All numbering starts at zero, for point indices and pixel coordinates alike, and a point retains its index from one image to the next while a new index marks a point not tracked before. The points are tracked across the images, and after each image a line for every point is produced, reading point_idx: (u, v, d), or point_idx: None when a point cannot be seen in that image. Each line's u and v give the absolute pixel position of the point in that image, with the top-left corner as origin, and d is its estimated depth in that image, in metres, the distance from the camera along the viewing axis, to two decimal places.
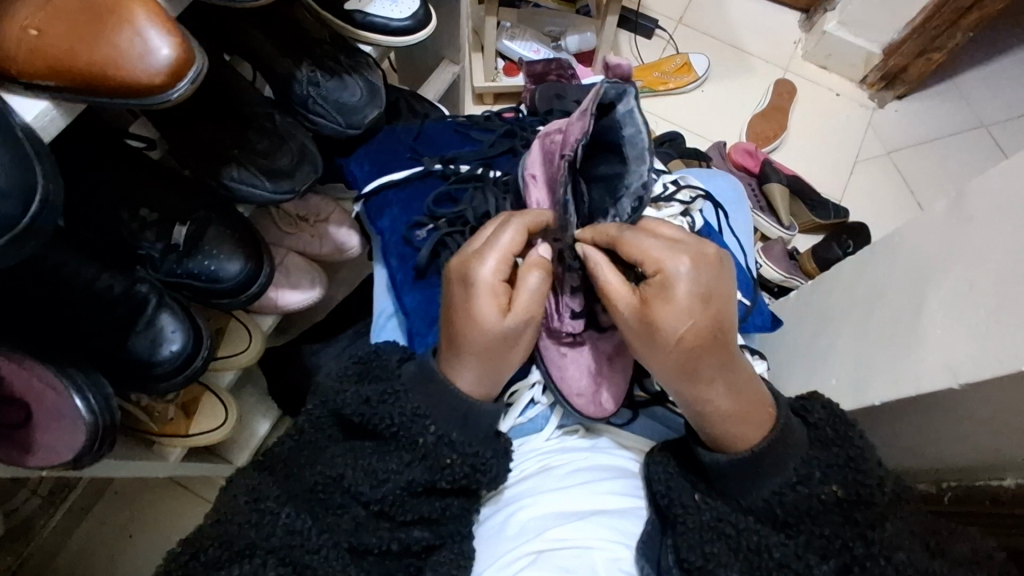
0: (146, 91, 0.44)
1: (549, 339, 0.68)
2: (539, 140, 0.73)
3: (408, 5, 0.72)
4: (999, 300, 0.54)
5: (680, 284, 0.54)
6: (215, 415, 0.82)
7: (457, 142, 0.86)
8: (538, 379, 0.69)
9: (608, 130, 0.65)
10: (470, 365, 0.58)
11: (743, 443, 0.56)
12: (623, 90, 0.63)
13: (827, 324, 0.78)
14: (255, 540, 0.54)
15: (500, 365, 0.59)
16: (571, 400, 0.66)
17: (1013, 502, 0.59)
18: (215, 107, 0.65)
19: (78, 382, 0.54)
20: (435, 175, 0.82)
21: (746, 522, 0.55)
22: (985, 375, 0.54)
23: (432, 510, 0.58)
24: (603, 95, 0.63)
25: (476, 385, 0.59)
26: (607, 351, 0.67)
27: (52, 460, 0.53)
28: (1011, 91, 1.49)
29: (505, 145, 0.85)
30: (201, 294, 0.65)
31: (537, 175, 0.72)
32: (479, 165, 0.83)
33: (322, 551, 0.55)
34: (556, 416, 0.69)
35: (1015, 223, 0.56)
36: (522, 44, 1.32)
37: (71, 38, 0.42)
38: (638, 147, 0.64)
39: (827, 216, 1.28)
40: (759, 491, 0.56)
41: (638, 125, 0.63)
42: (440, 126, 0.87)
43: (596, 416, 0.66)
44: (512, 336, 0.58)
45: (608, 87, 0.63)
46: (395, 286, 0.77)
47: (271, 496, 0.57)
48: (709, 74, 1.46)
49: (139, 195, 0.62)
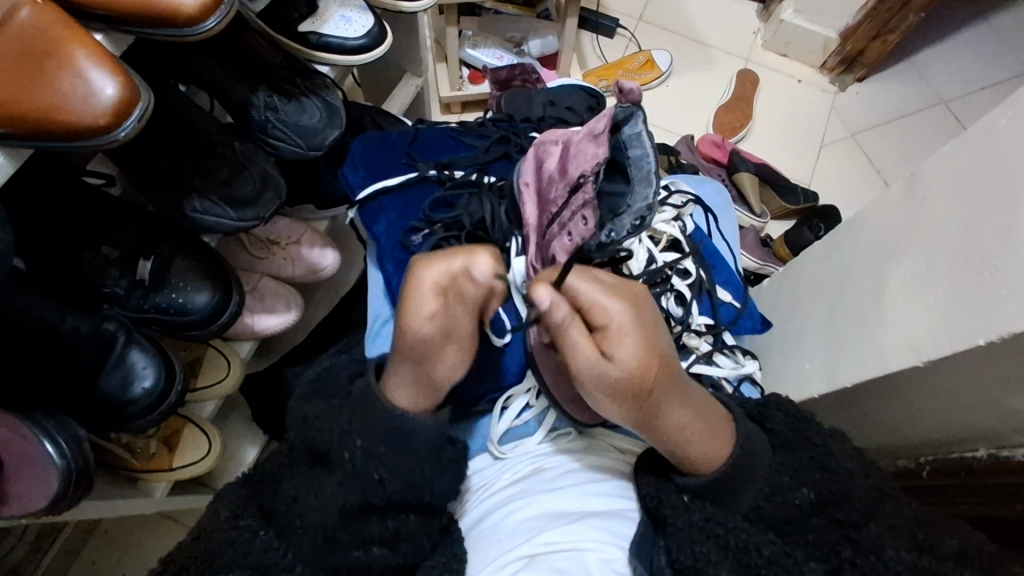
0: (92, 133, 0.44)
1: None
2: (533, 148, 0.74)
3: (364, 23, 0.74)
4: (953, 279, 0.56)
5: (627, 327, 0.52)
6: (198, 445, 0.80)
7: (452, 148, 0.86)
8: (533, 385, 0.69)
9: (615, 150, 0.64)
10: (406, 379, 0.58)
11: (717, 459, 0.57)
12: (631, 113, 0.62)
13: (798, 309, 0.79)
14: (232, 559, 0.55)
15: (432, 379, 0.58)
16: (564, 407, 0.65)
17: (985, 472, 0.60)
18: (173, 138, 0.65)
19: (48, 429, 0.53)
20: (430, 181, 0.82)
21: (735, 522, 0.55)
22: (945, 352, 0.55)
23: (383, 530, 0.57)
24: (613, 118, 0.62)
25: (414, 399, 0.59)
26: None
27: (26, 509, 0.53)
28: (967, 66, 1.53)
29: (499, 151, 0.85)
30: (172, 327, 0.65)
31: (530, 183, 0.73)
32: (474, 170, 0.83)
33: (296, 568, 0.56)
34: (549, 419, 0.68)
35: (964, 201, 0.57)
36: (485, 51, 1.32)
37: (13, 86, 0.42)
38: (643, 169, 0.63)
39: (796, 202, 1.29)
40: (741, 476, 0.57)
41: (644, 148, 0.62)
42: (435, 133, 0.87)
43: (590, 422, 0.66)
44: (431, 348, 0.56)
45: (618, 110, 0.62)
46: (391, 290, 0.77)
47: (252, 515, 0.59)
48: (672, 69, 1.48)
49: (100, 232, 0.62)
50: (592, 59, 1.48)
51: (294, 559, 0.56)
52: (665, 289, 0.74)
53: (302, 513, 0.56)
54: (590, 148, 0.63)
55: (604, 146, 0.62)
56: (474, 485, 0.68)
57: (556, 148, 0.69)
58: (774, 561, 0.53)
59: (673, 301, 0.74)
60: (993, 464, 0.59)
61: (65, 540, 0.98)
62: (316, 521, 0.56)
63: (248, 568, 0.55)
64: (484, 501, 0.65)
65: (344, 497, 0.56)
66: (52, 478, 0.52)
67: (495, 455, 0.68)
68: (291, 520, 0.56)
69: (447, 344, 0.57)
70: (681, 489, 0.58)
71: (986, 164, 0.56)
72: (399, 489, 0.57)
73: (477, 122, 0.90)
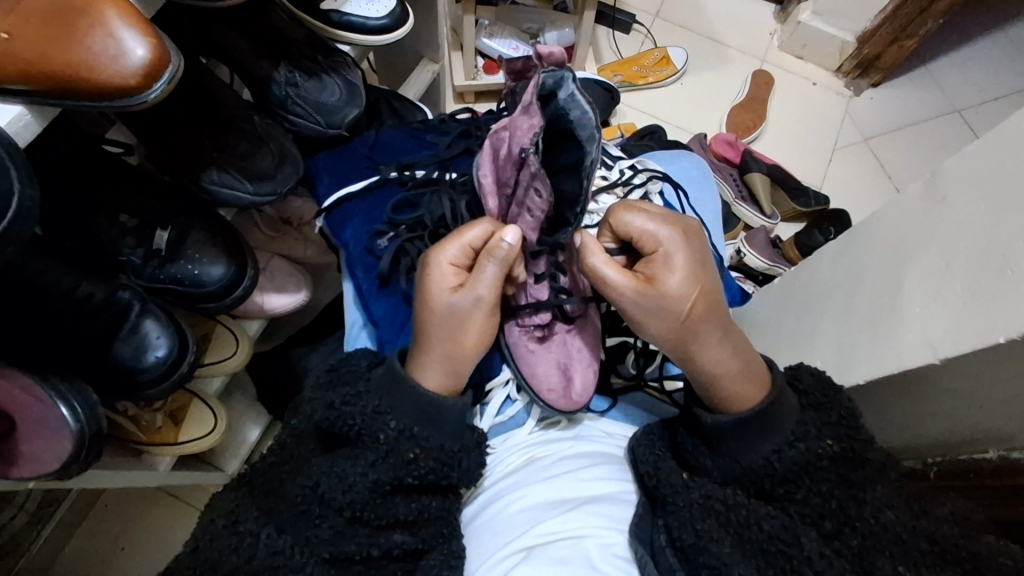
0: (121, 93, 0.43)
1: (518, 333, 0.71)
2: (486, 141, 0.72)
3: (385, 4, 0.72)
4: (974, 278, 0.56)
5: (678, 255, 0.58)
6: (204, 421, 0.81)
7: (413, 146, 0.87)
8: (511, 377, 0.72)
9: (556, 117, 0.67)
10: (432, 360, 0.60)
11: (744, 400, 0.58)
12: (560, 77, 0.65)
13: (812, 307, 0.79)
14: (237, 565, 0.54)
15: (464, 351, 0.60)
16: (543, 395, 0.68)
17: (995, 474, 0.60)
18: (191, 108, 0.64)
19: (62, 391, 0.53)
20: (392, 183, 0.82)
21: (734, 499, 0.57)
22: (963, 350, 0.55)
23: (409, 512, 0.58)
24: (543, 85, 0.66)
25: (446, 380, 0.60)
26: (576, 346, 0.71)
27: (39, 469, 0.53)
28: (982, 76, 1.52)
29: (461, 146, 0.85)
30: (185, 299, 0.65)
31: (488, 177, 0.72)
32: (436, 168, 0.82)
33: (307, 568, 0.54)
34: (533, 415, 0.71)
35: (987, 200, 0.57)
36: (500, 41, 1.31)
37: (42, 42, 0.41)
38: (586, 126, 0.64)
39: (808, 204, 1.28)
40: (753, 442, 0.58)
41: (582, 105, 0.64)
42: (397, 134, 0.88)
43: (569, 409, 0.68)
44: (457, 315, 0.60)
45: (545, 78, 0.65)
46: (362, 296, 0.77)
47: (251, 517, 0.58)
48: (687, 66, 1.47)
49: (118, 200, 0.62)
50: (608, 54, 1.47)
51: (306, 559, 0.55)
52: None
53: (323, 499, 0.57)
54: (524, 121, 0.65)
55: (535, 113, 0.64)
56: None
57: (505, 134, 0.68)
58: (774, 535, 0.54)
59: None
60: (1005, 465, 0.60)
61: (67, 511, 0.98)
62: (344, 502, 0.57)
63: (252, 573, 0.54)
64: (483, 491, 0.67)
65: (377, 473, 0.57)
66: (66, 441, 0.53)
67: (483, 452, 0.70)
68: (307, 510, 0.57)
69: (479, 311, 0.60)
70: (682, 470, 0.60)
71: (1011, 163, 0.55)
72: (433, 466, 0.58)
73: (437, 118, 0.91)
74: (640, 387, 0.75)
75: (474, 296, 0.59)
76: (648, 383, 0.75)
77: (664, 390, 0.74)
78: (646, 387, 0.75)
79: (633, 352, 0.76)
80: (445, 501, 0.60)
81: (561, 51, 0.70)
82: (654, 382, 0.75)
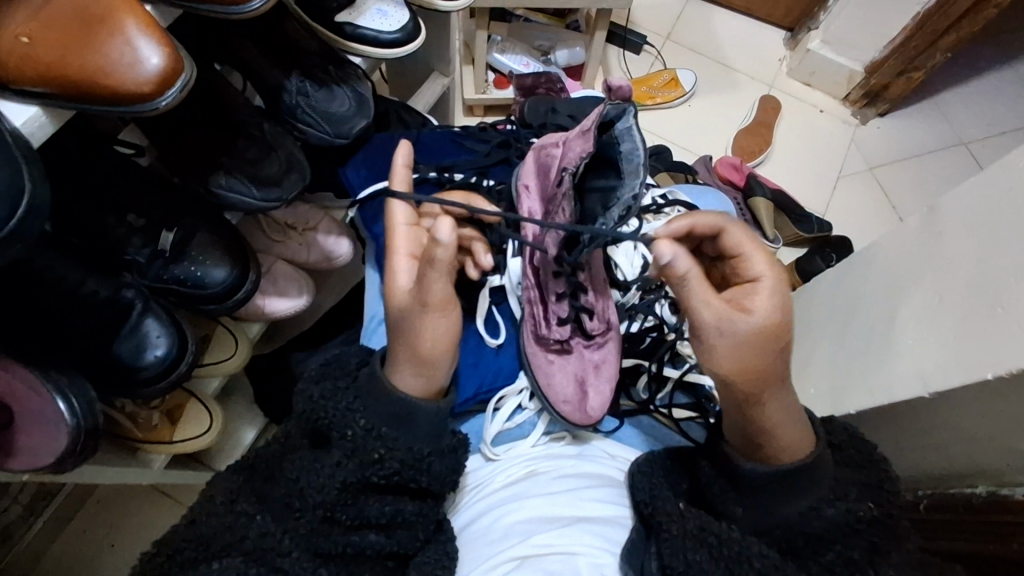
0: (135, 99, 0.44)
1: (537, 346, 0.76)
2: (534, 152, 0.76)
3: (398, 19, 0.74)
4: (966, 312, 0.56)
5: (775, 287, 0.54)
6: (200, 421, 0.81)
7: (453, 151, 0.89)
8: (526, 386, 0.76)
9: (609, 146, 0.67)
10: (401, 363, 0.59)
11: (781, 453, 0.56)
12: (623, 109, 0.65)
13: (807, 334, 0.79)
14: (230, 542, 0.55)
15: (426, 355, 0.59)
16: (557, 406, 0.72)
17: (984, 508, 0.60)
18: (202, 114, 0.65)
19: (61, 386, 0.55)
20: (429, 183, 0.83)
21: (728, 531, 0.54)
22: (953, 383, 0.56)
23: (381, 514, 0.57)
24: (604, 115, 0.66)
25: (419, 383, 0.59)
26: (592, 363, 0.77)
27: (35, 464, 0.54)
28: (990, 110, 1.53)
29: (501, 156, 0.89)
30: (187, 300, 0.66)
31: (530, 186, 0.75)
32: (474, 174, 0.86)
33: (292, 554, 0.56)
34: (542, 422, 0.74)
35: (982, 237, 0.57)
36: (512, 57, 1.33)
37: (62, 47, 0.43)
38: (632, 163, 0.65)
39: (810, 230, 1.29)
40: (781, 487, 0.55)
41: (635, 142, 0.64)
42: (438, 137, 0.90)
43: (582, 424, 0.72)
44: (411, 318, 0.59)
45: (608, 108, 0.66)
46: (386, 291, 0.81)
47: (247, 500, 0.59)
48: (696, 90, 1.49)
49: (127, 200, 0.63)
50: (617, 74, 1.49)
51: (292, 546, 0.56)
52: (658, 295, 0.83)
53: (303, 494, 0.57)
54: (579, 143, 0.67)
55: (591, 140, 0.65)
56: (466, 485, 0.70)
57: (557, 151, 0.71)
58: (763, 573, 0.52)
59: (666, 308, 0.84)
60: (995, 501, 0.59)
61: (60, 505, 0.99)
62: (317, 501, 0.56)
63: (243, 554, 0.55)
64: (476, 502, 0.67)
65: (344, 475, 0.56)
66: (62, 435, 0.54)
67: (489, 456, 0.71)
68: (289, 502, 0.57)
69: (428, 312, 0.59)
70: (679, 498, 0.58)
71: (1006, 202, 0.56)
72: (397, 468, 0.57)
73: (478, 127, 0.94)
74: (647, 411, 0.77)
75: (422, 296, 0.58)
76: (657, 409, 0.77)
77: (671, 417, 0.75)
78: (654, 412, 0.77)
79: (646, 375, 0.79)
80: (422, 505, 0.59)
81: (629, 87, 0.80)
82: (663, 409, 0.77)
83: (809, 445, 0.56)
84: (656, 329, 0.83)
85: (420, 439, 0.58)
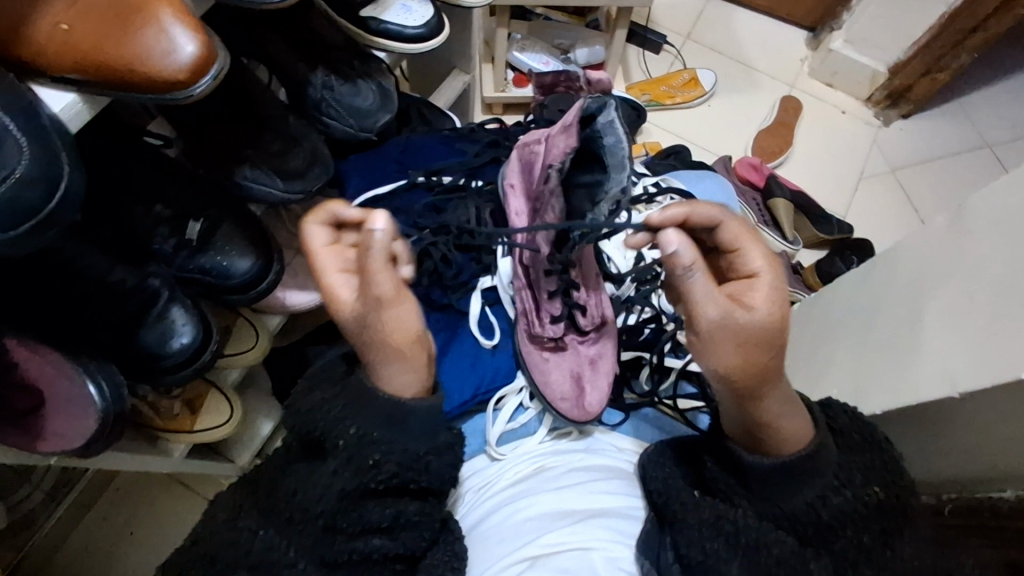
0: (169, 87, 0.45)
1: (531, 345, 0.76)
2: (517, 149, 0.79)
3: (422, 14, 0.74)
4: (994, 311, 0.56)
5: (768, 281, 0.52)
6: (220, 411, 0.82)
7: (443, 152, 0.90)
8: (525, 385, 0.76)
9: (590, 140, 0.69)
10: (388, 365, 0.56)
11: (789, 446, 0.54)
12: (603, 103, 0.66)
13: (828, 336, 0.79)
14: (234, 558, 0.56)
15: (406, 348, 0.55)
16: (556, 404, 0.73)
17: (1012, 514, 0.57)
18: (227, 106, 0.66)
19: (90, 369, 0.56)
20: (419, 188, 0.85)
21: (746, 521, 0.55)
22: (984, 384, 0.55)
23: (381, 518, 0.57)
24: (584, 109, 0.67)
25: (410, 379, 0.57)
26: (588, 358, 0.77)
27: (62, 446, 0.55)
28: (1016, 111, 1.51)
29: (489, 156, 0.90)
30: (212, 291, 0.67)
31: (516, 184, 0.79)
32: (462, 176, 0.88)
33: (298, 565, 0.56)
34: (545, 422, 0.74)
35: (1012, 235, 0.56)
36: (531, 56, 1.33)
37: (99, 35, 0.43)
38: (616, 156, 0.67)
39: (830, 231, 1.28)
40: (791, 487, 0.54)
41: (617, 134, 0.66)
42: (428, 140, 0.90)
43: (581, 419, 0.72)
44: (372, 320, 0.53)
45: (589, 102, 0.66)
46: None
47: (250, 515, 0.59)
48: (716, 89, 1.48)
49: (155, 191, 0.64)
50: (637, 73, 1.48)
51: (296, 556, 0.56)
52: (654, 287, 0.83)
53: (300, 507, 0.57)
54: (562, 139, 0.68)
55: (574, 136, 0.67)
56: (468, 485, 0.70)
57: (537, 147, 0.74)
58: (782, 561, 0.53)
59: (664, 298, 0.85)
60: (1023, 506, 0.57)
61: (81, 493, 1.00)
62: (317, 511, 0.56)
63: (248, 570, 0.56)
64: (484, 500, 0.67)
65: (341, 483, 0.55)
66: (90, 418, 0.55)
67: (492, 457, 0.70)
68: (291, 517, 0.57)
69: (388, 308, 0.53)
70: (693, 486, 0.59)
71: None
72: (396, 470, 0.56)
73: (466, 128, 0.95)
74: (652, 403, 0.76)
75: (373, 296, 0.52)
76: (661, 400, 0.76)
77: (678, 408, 0.75)
78: (658, 404, 0.76)
79: (648, 367, 0.79)
80: (425, 504, 0.59)
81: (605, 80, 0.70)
82: (668, 400, 0.77)
83: (811, 431, 0.54)
84: (654, 320, 0.82)
85: (415, 438, 0.57)
